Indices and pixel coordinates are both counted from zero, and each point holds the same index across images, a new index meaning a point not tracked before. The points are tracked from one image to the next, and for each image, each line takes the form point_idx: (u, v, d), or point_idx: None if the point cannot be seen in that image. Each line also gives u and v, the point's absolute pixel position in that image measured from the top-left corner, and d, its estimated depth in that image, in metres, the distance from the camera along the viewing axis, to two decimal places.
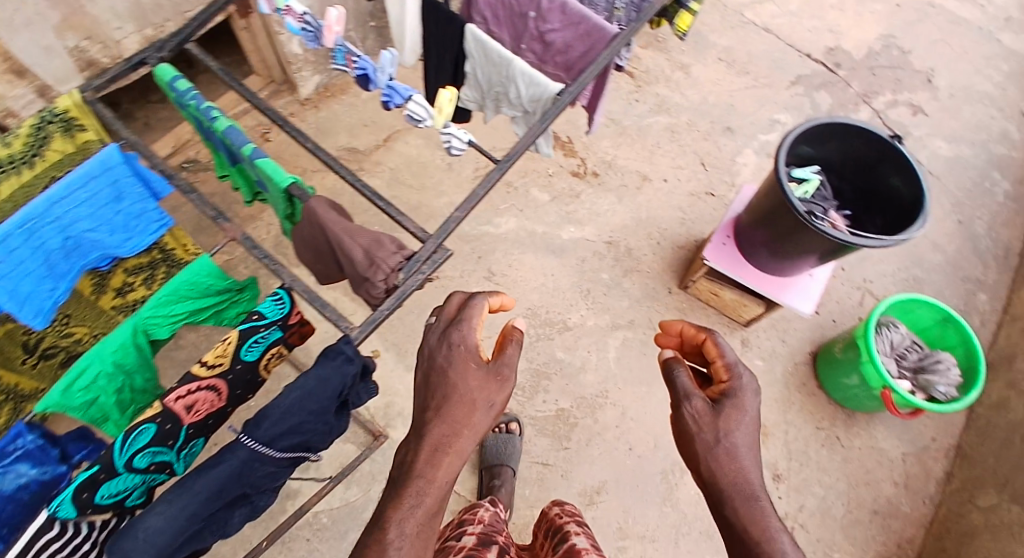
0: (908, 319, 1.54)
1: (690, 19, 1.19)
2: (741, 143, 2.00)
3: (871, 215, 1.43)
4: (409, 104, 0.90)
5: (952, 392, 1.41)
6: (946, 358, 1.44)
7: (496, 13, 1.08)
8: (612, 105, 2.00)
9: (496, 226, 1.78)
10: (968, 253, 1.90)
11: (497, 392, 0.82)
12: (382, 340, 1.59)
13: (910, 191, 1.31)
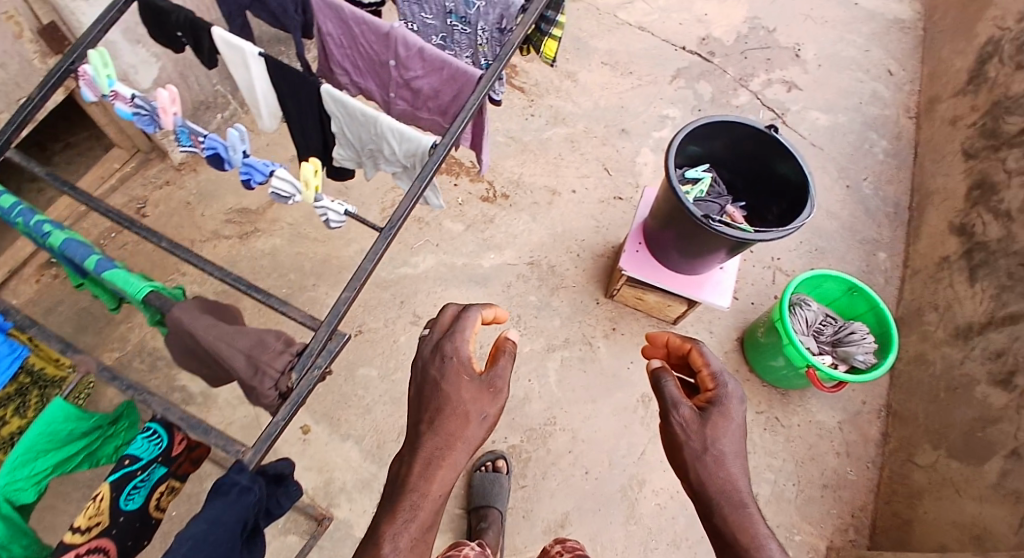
0: (820, 294, 1.60)
1: (555, 44, 1.17)
2: (638, 143, 2.03)
3: (766, 204, 1.48)
4: (273, 180, 0.86)
5: (872, 359, 1.46)
6: (859, 328, 1.49)
7: (356, 64, 1.04)
8: (508, 124, 1.99)
9: (413, 266, 1.72)
10: (863, 215, 1.98)
11: (490, 404, 0.87)
12: (309, 414, 1.52)
13: (795, 178, 1.36)
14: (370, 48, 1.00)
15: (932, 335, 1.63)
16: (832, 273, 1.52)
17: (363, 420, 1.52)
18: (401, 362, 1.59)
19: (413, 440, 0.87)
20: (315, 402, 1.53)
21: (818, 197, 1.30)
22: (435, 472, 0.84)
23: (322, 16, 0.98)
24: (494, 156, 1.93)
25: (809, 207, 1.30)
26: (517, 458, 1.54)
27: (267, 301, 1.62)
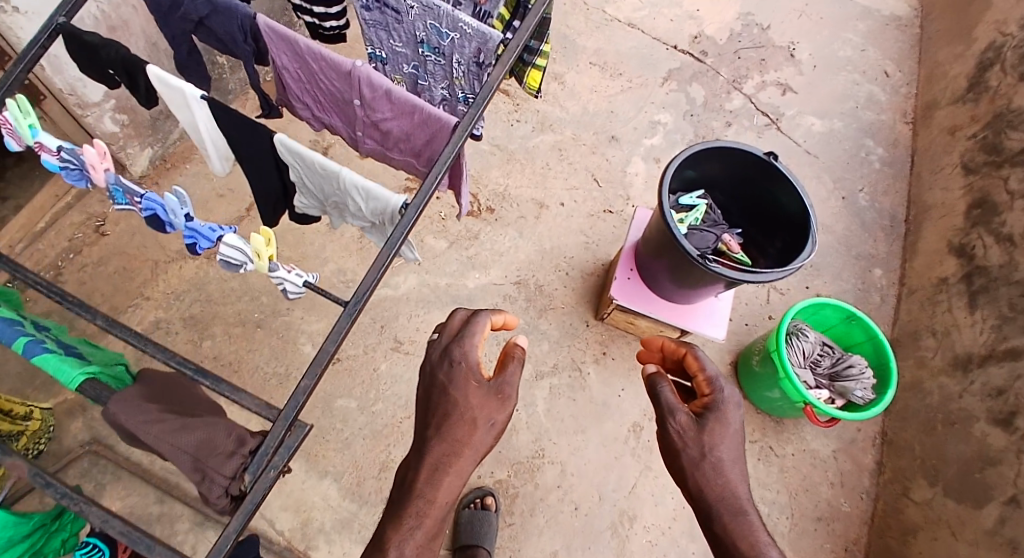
0: (819, 321, 1.56)
1: (539, 74, 1.10)
2: (629, 152, 1.95)
3: (763, 234, 1.42)
4: (223, 247, 0.77)
5: (870, 394, 1.42)
6: (858, 361, 1.45)
7: (317, 98, 0.93)
8: (493, 130, 1.89)
9: (393, 287, 1.63)
10: (858, 229, 1.94)
11: (498, 411, 0.87)
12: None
13: (797, 211, 1.30)
14: (330, 85, 0.89)
15: (929, 362, 1.61)
16: (831, 302, 1.48)
17: (342, 456, 1.47)
18: (381, 394, 1.52)
19: (421, 444, 0.86)
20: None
21: (819, 235, 1.24)
22: (441, 479, 0.84)
23: (272, 47, 0.87)
24: (477, 167, 1.83)
25: (811, 245, 1.24)
26: (504, 494, 1.49)
27: (238, 328, 1.52)
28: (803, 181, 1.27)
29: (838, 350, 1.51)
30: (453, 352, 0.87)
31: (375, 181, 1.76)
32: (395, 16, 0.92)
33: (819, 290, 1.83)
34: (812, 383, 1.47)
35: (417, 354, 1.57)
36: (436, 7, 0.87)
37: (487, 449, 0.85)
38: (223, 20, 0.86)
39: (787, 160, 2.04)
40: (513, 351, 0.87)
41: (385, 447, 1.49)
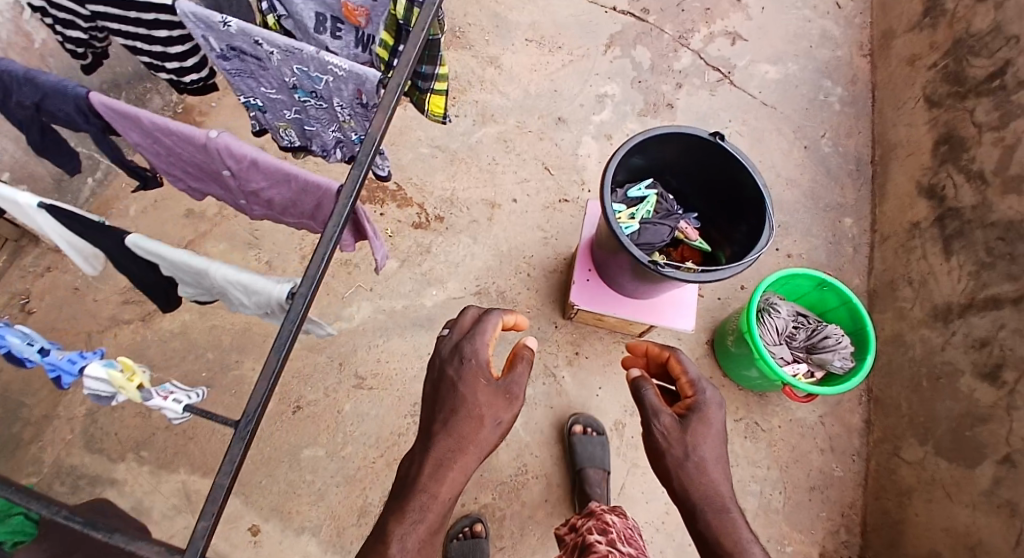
0: (791, 292, 1.50)
1: (442, 100, 1.00)
2: (579, 131, 1.84)
3: (719, 219, 1.33)
4: (85, 379, 0.70)
5: (850, 363, 1.38)
6: (834, 331, 1.40)
7: (185, 170, 0.83)
8: (431, 129, 1.78)
9: (347, 319, 1.57)
10: (824, 178, 1.85)
11: (505, 410, 0.95)
12: (257, 512, 1.43)
13: (752, 194, 1.22)
14: (193, 158, 0.79)
15: (908, 314, 1.55)
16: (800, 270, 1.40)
17: (318, 508, 1.43)
18: (349, 435, 1.48)
19: (427, 436, 0.94)
20: (259, 496, 1.44)
21: (777, 220, 1.16)
22: (445, 474, 0.91)
23: (118, 127, 0.76)
24: (420, 173, 1.73)
25: (769, 232, 1.16)
26: (488, 515, 1.44)
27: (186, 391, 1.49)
28: (756, 162, 1.19)
29: (813, 320, 1.46)
30: (464, 350, 0.96)
31: None
32: (258, 65, 0.77)
33: (790, 250, 1.75)
34: (789, 359, 1.42)
35: (381, 390, 1.52)
36: (297, 51, 0.72)
37: (492, 444, 0.93)
38: (56, 104, 0.76)
39: (745, 115, 1.93)
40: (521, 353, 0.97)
41: (362, 491, 1.46)
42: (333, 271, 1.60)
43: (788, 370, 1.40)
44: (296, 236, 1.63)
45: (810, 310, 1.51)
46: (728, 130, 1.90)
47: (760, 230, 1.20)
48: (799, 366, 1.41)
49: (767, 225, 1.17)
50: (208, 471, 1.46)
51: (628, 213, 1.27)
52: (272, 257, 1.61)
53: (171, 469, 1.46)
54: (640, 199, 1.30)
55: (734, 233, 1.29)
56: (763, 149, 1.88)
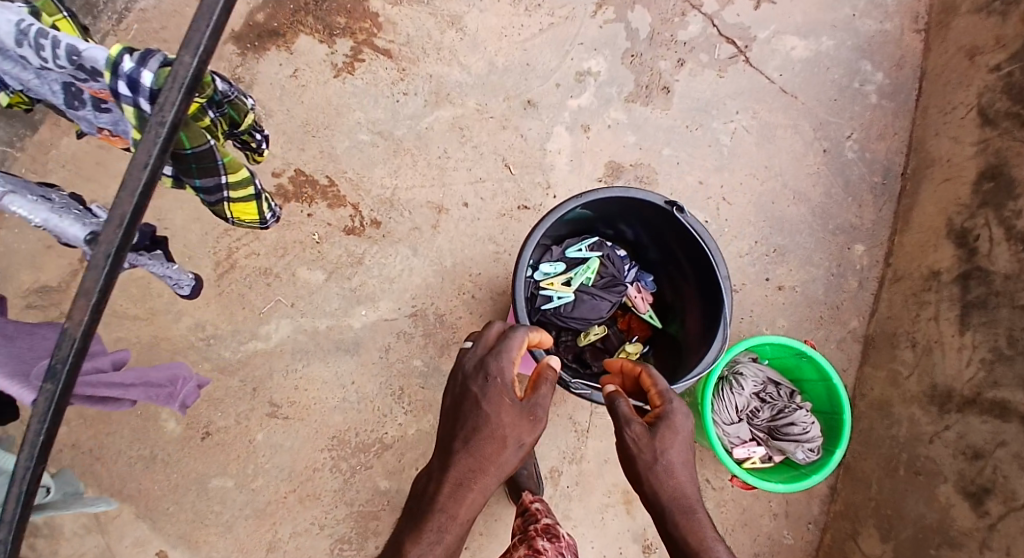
0: (770, 356, 1.31)
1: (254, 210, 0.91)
2: (550, 120, 1.57)
3: (673, 288, 1.21)
4: None
5: (813, 457, 1.23)
6: (801, 419, 1.24)
7: None
8: (373, 110, 1.53)
9: (264, 338, 1.41)
10: (839, 193, 1.55)
11: (528, 431, 0.86)
12: (163, 537, 1.33)
13: (710, 280, 1.10)
14: None
15: (902, 383, 1.37)
16: (769, 339, 1.23)
17: (225, 539, 1.33)
18: (260, 467, 1.36)
19: (445, 454, 0.86)
20: (166, 522, 1.33)
21: (731, 325, 1.05)
22: (464, 495, 0.83)
23: None
24: (357, 166, 1.50)
25: (721, 336, 1.05)
26: None
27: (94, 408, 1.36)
28: (720, 248, 1.06)
29: (784, 395, 1.29)
30: (490, 365, 0.89)
31: None
32: None
33: (783, 281, 1.50)
34: (745, 439, 1.27)
35: (297, 420, 1.38)
36: None
37: (513, 468, 0.85)
38: None
39: (758, 106, 1.59)
40: (546, 372, 0.91)
41: (271, 525, 1.35)
42: (251, 280, 1.43)
43: (742, 453, 1.26)
44: (211, 236, 1.44)
45: (787, 379, 1.32)
46: (731, 124, 1.58)
47: (711, 325, 1.09)
48: (755, 449, 1.26)
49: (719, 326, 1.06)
50: (114, 490, 1.34)
51: (560, 281, 1.15)
52: (184, 261, 1.43)
53: (79, 487, 1.33)
54: (579, 262, 1.17)
55: (687, 308, 1.18)
56: (771, 151, 1.57)
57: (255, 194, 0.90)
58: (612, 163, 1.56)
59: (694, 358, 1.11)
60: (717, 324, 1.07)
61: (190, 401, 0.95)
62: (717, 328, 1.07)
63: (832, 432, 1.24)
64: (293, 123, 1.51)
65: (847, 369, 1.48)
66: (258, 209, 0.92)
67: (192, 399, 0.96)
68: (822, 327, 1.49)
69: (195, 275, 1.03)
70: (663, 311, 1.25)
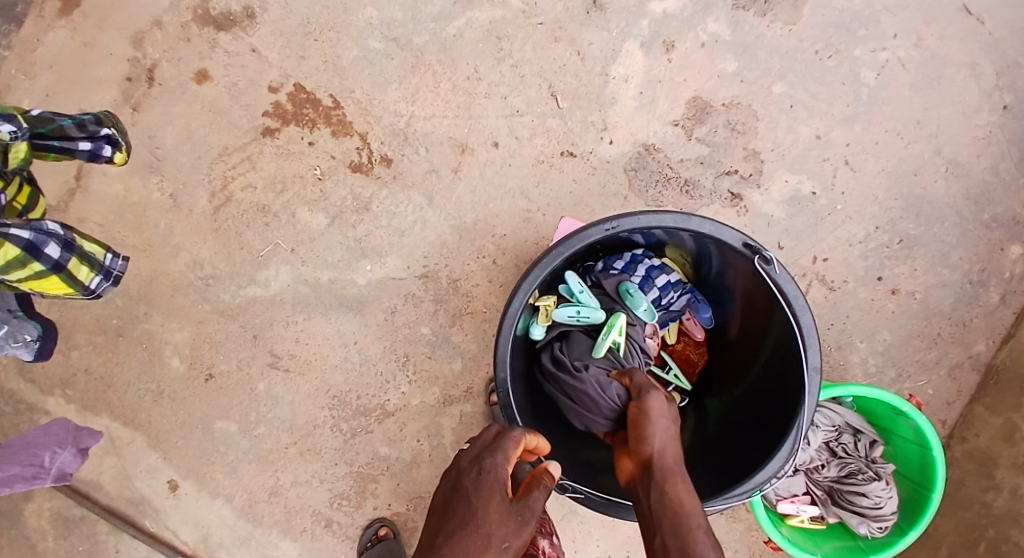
0: (861, 400, 1.10)
1: (81, 272, 0.91)
2: (621, 31, 1.18)
3: (743, 328, 0.97)
4: None
5: (875, 534, 1.04)
6: (875, 492, 1.02)
7: None
8: (390, 6, 1.21)
9: (263, 285, 1.26)
10: (1010, 170, 1.14)
11: (516, 535, 0.58)
12: (174, 468, 1.29)
13: (793, 358, 0.84)
14: None
15: (1019, 443, 1.06)
16: (872, 394, 0.98)
17: (230, 479, 1.29)
18: (261, 416, 1.28)
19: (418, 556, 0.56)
20: (177, 455, 1.29)
21: (806, 430, 0.81)
22: None
23: None
24: (366, 85, 1.22)
25: (791, 442, 0.81)
26: (405, 529, 1.28)
27: (99, 337, 1.28)
28: (814, 326, 0.79)
29: (864, 451, 1.08)
30: (484, 461, 0.67)
31: (224, 121, 1.24)
32: None
33: (900, 284, 1.16)
34: (796, 493, 1.08)
35: (299, 375, 1.27)
36: None
37: None
38: None
39: (927, 28, 1.13)
40: (542, 475, 0.70)
41: (274, 472, 1.29)
42: (249, 218, 1.25)
43: (787, 509, 1.07)
44: (205, 161, 1.25)
45: (872, 428, 1.11)
46: (881, 53, 1.14)
47: (783, 418, 0.85)
48: (805, 508, 1.07)
49: (791, 427, 0.82)
50: (125, 418, 1.29)
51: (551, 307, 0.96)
52: (177, 189, 1.26)
53: (92, 412, 1.29)
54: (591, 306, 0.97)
55: (756, 355, 0.94)
56: (931, 100, 1.14)
57: (45, 269, 0.86)
58: (696, 100, 1.17)
59: (750, 450, 0.89)
60: (787, 424, 0.83)
61: (69, 468, 1.08)
62: (787, 426, 0.83)
63: (909, 508, 1.04)
64: (291, 22, 1.22)
65: (952, 402, 1.17)
66: (65, 282, 0.90)
67: (72, 464, 1.09)
68: (932, 347, 1.17)
69: (39, 330, 0.99)
70: (723, 348, 1.03)
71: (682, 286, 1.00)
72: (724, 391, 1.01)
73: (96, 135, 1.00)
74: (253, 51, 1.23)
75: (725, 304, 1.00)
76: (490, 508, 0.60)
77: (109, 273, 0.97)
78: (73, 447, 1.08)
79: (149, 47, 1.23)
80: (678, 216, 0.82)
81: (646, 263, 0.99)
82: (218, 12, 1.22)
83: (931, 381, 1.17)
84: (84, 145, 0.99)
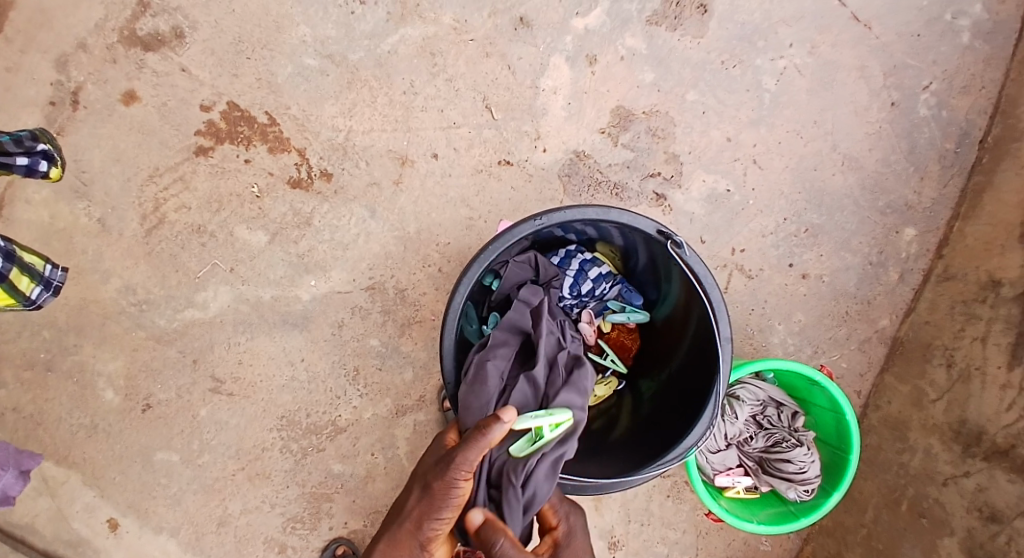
0: (782, 374, 1.19)
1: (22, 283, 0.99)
2: (547, 47, 1.25)
3: (669, 312, 1.04)
4: None
5: (804, 498, 1.12)
6: (799, 458, 1.12)
7: None
8: (323, 24, 1.23)
9: (201, 307, 1.23)
10: (900, 161, 1.28)
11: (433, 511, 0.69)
12: (113, 505, 1.24)
13: (710, 335, 0.91)
14: None
15: (926, 406, 1.19)
16: (789, 365, 1.07)
17: (174, 512, 1.25)
18: (205, 444, 1.24)
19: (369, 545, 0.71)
20: (116, 491, 1.24)
21: (723, 396, 0.89)
22: None
23: None
24: (303, 100, 1.23)
25: (710, 409, 0.89)
26: (362, 546, 1.27)
27: (27, 372, 1.22)
28: (724, 301, 0.86)
29: (786, 421, 1.17)
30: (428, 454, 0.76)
31: (154, 142, 1.22)
32: None
33: (809, 269, 1.28)
34: (731, 467, 1.17)
35: (243, 397, 1.24)
36: None
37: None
38: None
39: (820, 36, 1.26)
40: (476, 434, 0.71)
41: (221, 500, 1.25)
42: (183, 239, 1.23)
43: (724, 482, 1.16)
44: (134, 185, 1.22)
45: (793, 401, 1.20)
46: (780, 61, 1.27)
47: (702, 391, 0.93)
48: (739, 479, 1.16)
49: (710, 396, 0.89)
50: (58, 455, 1.23)
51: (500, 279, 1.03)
52: (106, 213, 1.22)
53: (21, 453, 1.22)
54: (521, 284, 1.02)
55: (679, 335, 1.02)
56: (826, 101, 1.27)
57: None
58: (620, 109, 1.26)
59: (677, 423, 0.95)
60: (707, 395, 0.90)
61: (13, 490, 1.13)
62: (707, 397, 0.91)
63: (832, 472, 1.13)
64: (222, 40, 1.22)
65: (864, 374, 1.31)
66: (10, 293, 0.97)
67: (15, 486, 1.13)
68: (846, 325, 1.29)
69: None
70: (653, 333, 1.10)
71: (613, 277, 1.07)
72: (654, 373, 1.07)
73: (32, 150, 1.08)
74: (182, 71, 1.21)
75: (653, 290, 1.06)
76: (410, 499, 0.71)
77: (48, 283, 1.06)
78: (15, 469, 1.13)
79: (73, 69, 1.20)
80: (600, 210, 0.87)
81: (579, 257, 1.05)
82: (145, 32, 1.21)
83: (844, 354, 1.29)
84: (21, 161, 1.07)
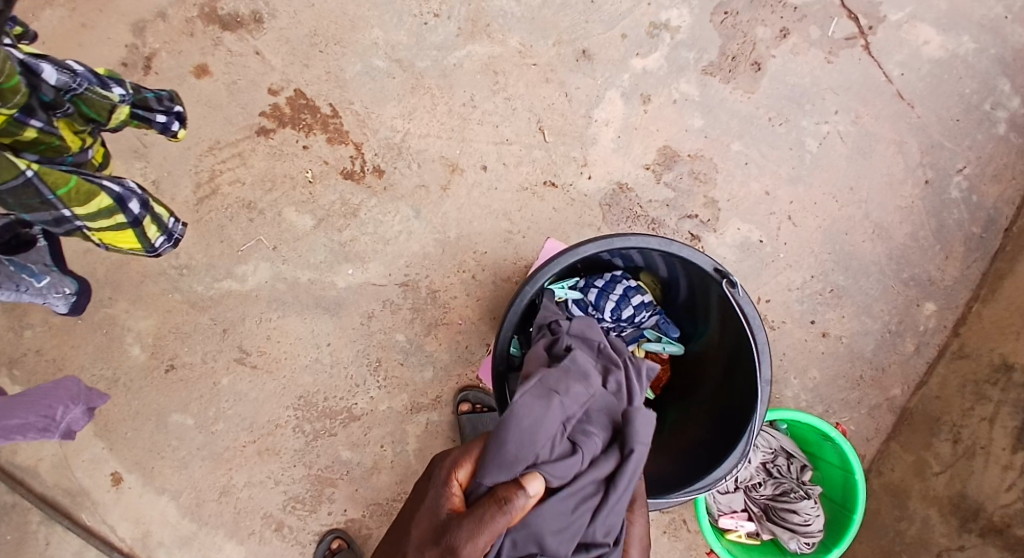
0: (795, 426, 1.23)
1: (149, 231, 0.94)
2: (605, 81, 1.31)
3: (704, 347, 1.07)
4: None
5: (803, 549, 1.15)
6: (805, 510, 1.14)
7: None
8: (396, 30, 1.29)
9: (240, 280, 1.27)
10: (928, 237, 1.34)
11: None
12: (120, 459, 1.27)
13: (745, 373, 0.96)
14: None
15: (928, 478, 1.22)
16: (803, 418, 1.12)
17: (179, 475, 1.27)
18: (221, 412, 1.27)
19: None
20: (125, 447, 1.27)
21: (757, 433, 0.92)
22: None
23: None
24: (366, 98, 1.28)
25: (742, 445, 0.92)
26: (358, 536, 1.29)
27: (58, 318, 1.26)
28: (768, 342, 0.90)
29: (795, 472, 1.20)
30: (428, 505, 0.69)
31: (219, 117, 1.27)
32: None
33: (828, 328, 1.33)
34: (735, 509, 1.20)
35: (265, 372, 1.27)
36: None
37: None
38: None
39: (864, 108, 1.33)
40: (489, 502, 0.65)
41: (227, 471, 1.28)
42: (232, 213, 1.27)
43: (727, 524, 1.18)
44: (192, 154, 1.26)
45: (802, 453, 1.24)
46: (824, 126, 1.32)
47: (733, 427, 0.96)
48: (743, 523, 1.19)
49: (742, 434, 0.93)
50: None
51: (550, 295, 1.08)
52: (162, 176, 1.26)
53: None
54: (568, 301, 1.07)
55: (711, 369, 1.05)
56: (863, 170, 1.33)
57: (127, 222, 0.89)
58: (667, 149, 1.31)
59: (705, 454, 0.99)
60: (739, 432, 0.94)
61: (77, 425, 1.08)
62: (739, 433, 0.94)
63: (834, 528, 1.15)
64: (299, 31, 1.28)
65: (870, 438, 1.34)
66: (136, 237, 0.93)
67: (79, 421, 1.09)
68: (858, 388, 1.33)
69: (74, 286, 1.06)
70: (686, 367, 1.12)
71: (653, 307, 1.10)
72: (683, 405, 1.10)
73: (168, 110, 1.05)
74: (256, 54, 1.27)
75: (691, 324, 1.10)
76: None
77: (171, 235, 1.00)
78: (84, 404, 1.08)
79: (150, 36, 1.25)
80: (660, 241, 0.92)
81: (624, 283, 1.08)
82: (226, 13, 1.26)
83: (854, 417, 1.34)
84: (160, 118, 1.04)
